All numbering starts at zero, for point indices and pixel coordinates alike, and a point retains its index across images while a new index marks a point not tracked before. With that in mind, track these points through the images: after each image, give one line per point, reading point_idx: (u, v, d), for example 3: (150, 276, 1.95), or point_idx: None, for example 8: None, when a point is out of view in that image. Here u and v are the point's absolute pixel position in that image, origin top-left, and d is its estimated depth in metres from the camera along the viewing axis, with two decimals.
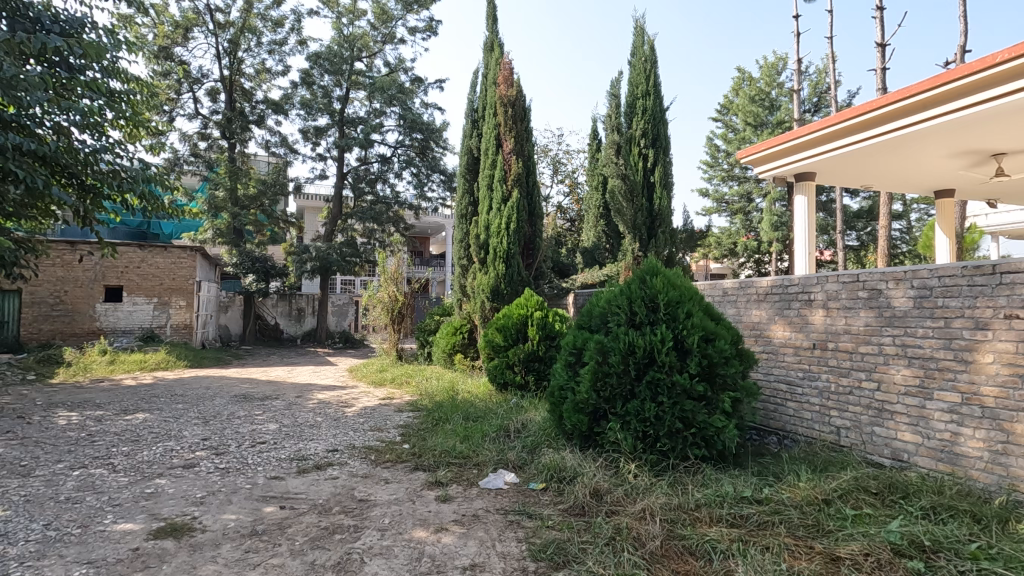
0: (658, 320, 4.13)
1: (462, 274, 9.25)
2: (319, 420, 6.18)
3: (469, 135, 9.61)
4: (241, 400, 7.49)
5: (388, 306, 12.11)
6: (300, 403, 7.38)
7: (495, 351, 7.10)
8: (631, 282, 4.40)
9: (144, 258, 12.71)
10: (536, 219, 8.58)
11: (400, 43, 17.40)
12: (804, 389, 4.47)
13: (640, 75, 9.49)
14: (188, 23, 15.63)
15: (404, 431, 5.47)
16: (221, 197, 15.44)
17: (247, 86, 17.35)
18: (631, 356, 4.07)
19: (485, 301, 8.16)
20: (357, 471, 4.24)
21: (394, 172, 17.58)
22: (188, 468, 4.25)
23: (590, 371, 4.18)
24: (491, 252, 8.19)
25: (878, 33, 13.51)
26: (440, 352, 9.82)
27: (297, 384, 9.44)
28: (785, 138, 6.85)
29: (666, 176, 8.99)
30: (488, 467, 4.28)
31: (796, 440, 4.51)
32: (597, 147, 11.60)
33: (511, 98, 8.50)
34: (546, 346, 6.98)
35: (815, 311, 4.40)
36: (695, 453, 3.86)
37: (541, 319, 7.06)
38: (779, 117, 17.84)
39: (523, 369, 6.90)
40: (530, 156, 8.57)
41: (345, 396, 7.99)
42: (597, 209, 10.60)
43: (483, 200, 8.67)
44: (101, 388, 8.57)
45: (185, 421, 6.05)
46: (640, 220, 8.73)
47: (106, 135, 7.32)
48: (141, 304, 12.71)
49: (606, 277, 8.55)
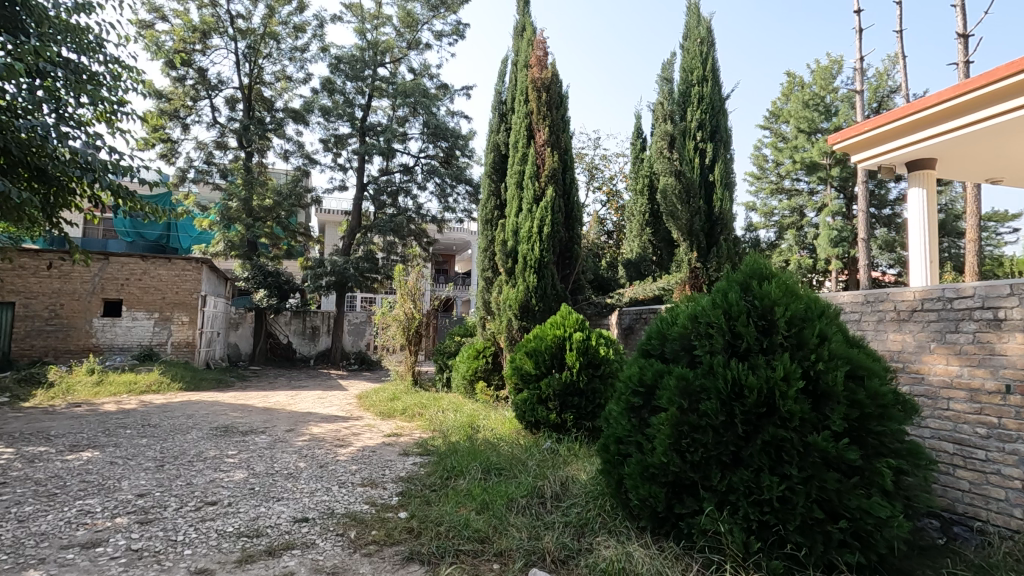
0: (775, 346, 2.72)
1: (486, 289, 7.94)
2: (303, 466, 4.89)
3: (497, 130, 8.40)
4: (220, 435, 6.26)
5: (404, 325, 10.86)
6: (288, 439, 6.11)
7: (524, 381, 5.76)
8: (725, 289, 3.02)
9: (146, 270, 11.80)
10: (574, 222, 7.24)
11: (426, 49, 16.48)
12: (991, 455, 3.00)
13: (695, 59, 8.19)
14: (206, 26, 14.98)
15: (405, 490, 4.13)
16: (234, 208, 14.56)
17: (267, 95, 16.68)
18: (733, 403, 2.66)
19: (512, 319, 6.80)
20: (324, 562, 2.90)
21: (417, 182, 16.53)
22: (86, 552, 2.96)
23: (669, 423, 2.79)
24: (521, 260, 6.89)
25: (959, 23, 11.96)
26: (459, 378, 8.50)
27: (295, 413, 8.19)
28: (897, 113, 5.29)
29: (728, 174, 7.63)
30: (515, 563, 2.89)
31: (978, 529, 3.05)
32: (640, 147, 10.28)
33: (546, 81, 7.29)
34: (589, 377, 5.57)
35: (1009, 337, 2.93)
36: (847, 561, 2.43)
37: (582, 342, 5.64)
38: (837, 123, 16.26)
39: (559, 406, 5.50)
40: (569, 149, 7.29)
41: (344, 432, 6.68)
42: (643, 215, 9.25)
43: (512, 201, 7.39)
44: (71, 415, 7.45)
45: (136, 465, 4.81)
46: (698, 224, 7.35)
47: (90, 127, 6.55)
48: (141, 319, 11.76)
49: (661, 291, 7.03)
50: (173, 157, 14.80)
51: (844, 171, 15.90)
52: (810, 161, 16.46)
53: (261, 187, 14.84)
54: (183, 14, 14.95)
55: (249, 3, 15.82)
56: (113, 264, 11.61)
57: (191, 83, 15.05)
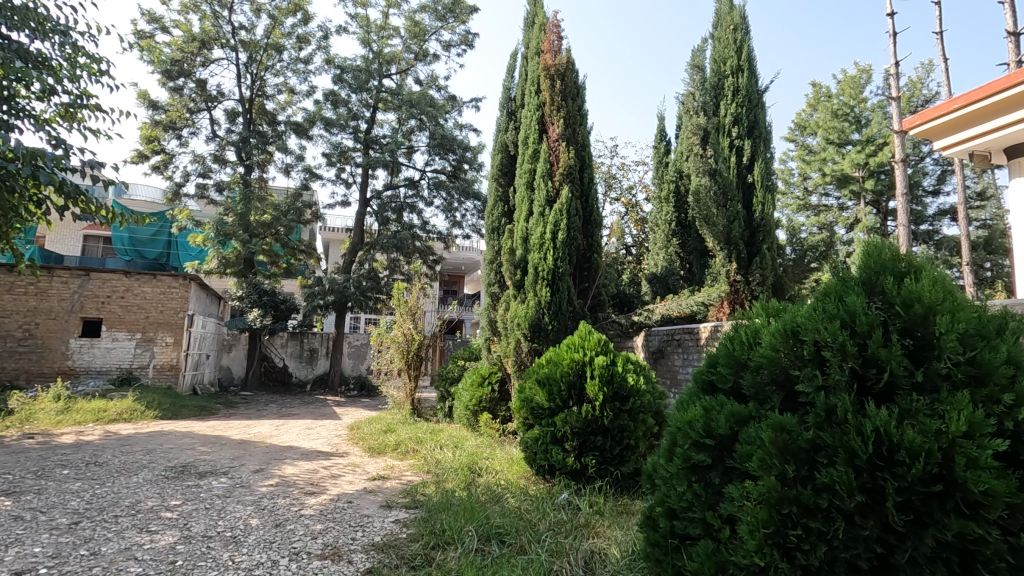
0: (937, 379, 1.69)
1: (492, 306, 6.96)
2: (256, 525, 3.86)
3: (505, 129, 7.51)
4: (170, 478, 5.25)
5: (404, 348, 9.87)
6: (250, 485, 5.07)
7: (535, 415, 4.73)
8: (836, 292, 2.00)
9: (129, 287, 10.97)
10: (593, 228, 6.24)
11: (433, 59, 15.82)
12: None
13: (728, 47, 7.32)
14: (205, 36, 14.41)
15: (376, 567, 3.08)
16: (230, 223, 13.81)
17: (270, 108, 16.12)
18: (876, 475, 1.63)
19: (521, 340, 5.77)
20: None
21: (423, 198, 15.76)
22: None
23: (764, 502, 1.75)
24: (532, 272, 5.91)
25: (1008, 20, 11.04)
26: (461, 409, 7.45)
27: (273, 448, 7.17)
28: (983, 93, 4.27)
29: (769, 174, 6.71)
30: None
31: None
32: (664, 151, 9.35)
33: (560, 67, 6.44)
34: (615, 413, 4.50)
35: None
36: None
37: (606, 368, 4.60)
38: (869, 133, 15.25)
39: (578, 447, 4.48)
40: (587, 145, 6.37)
41: (321, 473, 5.63)
42: (669, 224, 8.34)
43: (520, 205, 6.41)
44: (15, 449, 6.49)
45: (44, 521, 3.81)
46: (736, 231, 6.41)
47: (45, 122, 5.80)
48: (122, 340, 10.89)
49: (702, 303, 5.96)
50: (167, 170, 14.13)
51: (879, 184, 14.92)
52: (842, 173, 15.40)
53: (259, 201, 14.07)
54: (183, 25, 14.46)
55: (252, 15, 15.33)
56: (94, 280, 10.82)
57: (189, 94, 14.49)
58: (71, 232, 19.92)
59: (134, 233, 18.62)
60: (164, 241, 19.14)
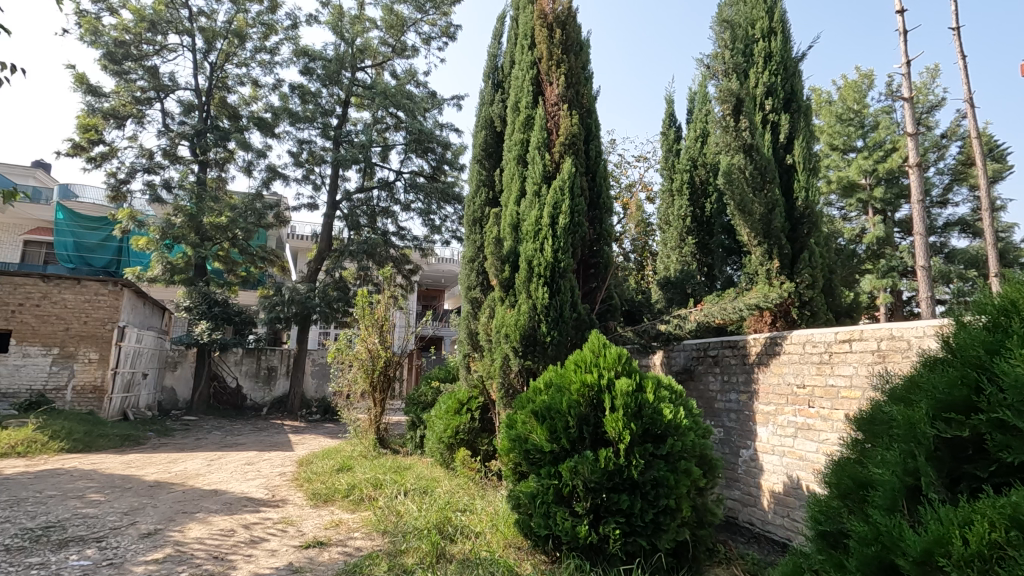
0: None
1: (473, 315, 5.62)
2: None
3: (490, 102, 6.21)
4: (11, 550, 3.68)
5: (369, 366, 8.39)
6: (121, 562, 3.52)
7: (531, 463, 3.37)
8: None
9: (47, 294, 9.35)
10: (601, 213, 4.95)
11: (412, 52, 14.54)
12: None
13: (757, 8, 6.45)
14: (157, 17, 12.92)
15: None
16: (179, 224, 12.20)
17: (231, 102, 14.70)
18: None
19: (510, 356, 4.40)
20: None
21: (399, 202, 14.41)
22: None
23: None
24: (526, 267, 4.56)
25: None
26: (433, 442, 5.98)
27: (193, 492, 5.63)
28: None
29: (811, 154, 5.78)
30: None
31: None
32: (673, 138, 8.16)
33: (563, 16, 5.24)
34: (645, 462, 3.15)
35: None
36: None
37: (631, 397, 3.25)
38: (877, 137, 14.38)
39: (592, 511, 3.13)
40: (593, 111, 5.11)
41: (236, 538, 4.12)
42: (682, 221, 7.11)
43: (509, 185, 5.08)
44: None
45: None
46: (779, 222, 5.39)
47: None
48: (35, 356, 9.21)
49: (752, 309, 4.66)
50: (108, 164, 12.58)
51: (888, 192, 14.00)
52: (848, 181, 14.45)
53: (214, 201, 12.53)
54: (132, 5, 12.96)
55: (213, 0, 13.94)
56: (5, 285, 9.21)
57: (140, 84, 13.03)
58: (10, 239, 18.13)
59: (79, 239, 16.85)
60: (114, 248, 17.45)
